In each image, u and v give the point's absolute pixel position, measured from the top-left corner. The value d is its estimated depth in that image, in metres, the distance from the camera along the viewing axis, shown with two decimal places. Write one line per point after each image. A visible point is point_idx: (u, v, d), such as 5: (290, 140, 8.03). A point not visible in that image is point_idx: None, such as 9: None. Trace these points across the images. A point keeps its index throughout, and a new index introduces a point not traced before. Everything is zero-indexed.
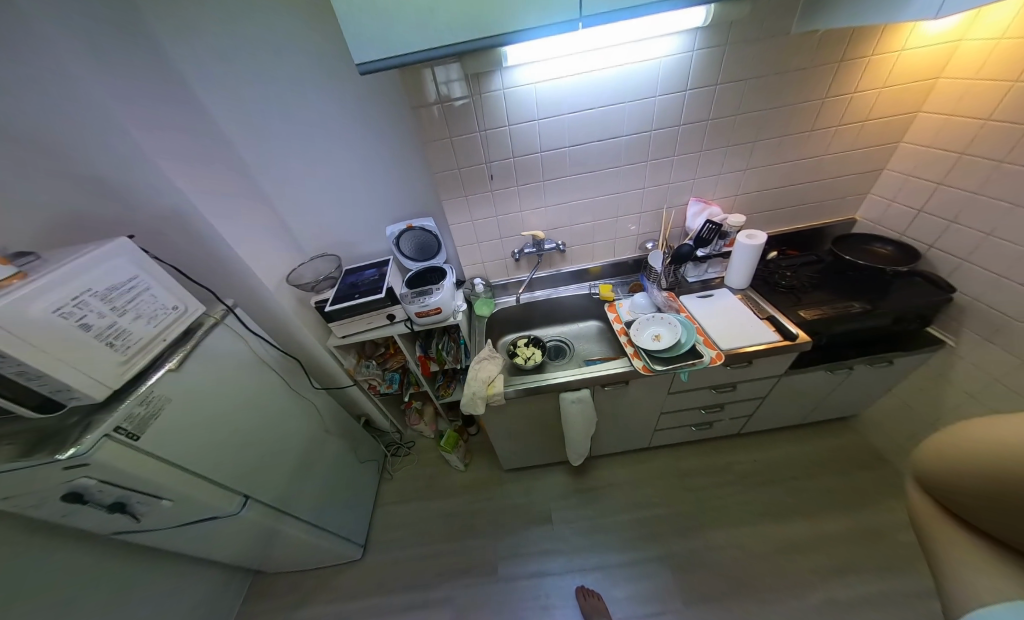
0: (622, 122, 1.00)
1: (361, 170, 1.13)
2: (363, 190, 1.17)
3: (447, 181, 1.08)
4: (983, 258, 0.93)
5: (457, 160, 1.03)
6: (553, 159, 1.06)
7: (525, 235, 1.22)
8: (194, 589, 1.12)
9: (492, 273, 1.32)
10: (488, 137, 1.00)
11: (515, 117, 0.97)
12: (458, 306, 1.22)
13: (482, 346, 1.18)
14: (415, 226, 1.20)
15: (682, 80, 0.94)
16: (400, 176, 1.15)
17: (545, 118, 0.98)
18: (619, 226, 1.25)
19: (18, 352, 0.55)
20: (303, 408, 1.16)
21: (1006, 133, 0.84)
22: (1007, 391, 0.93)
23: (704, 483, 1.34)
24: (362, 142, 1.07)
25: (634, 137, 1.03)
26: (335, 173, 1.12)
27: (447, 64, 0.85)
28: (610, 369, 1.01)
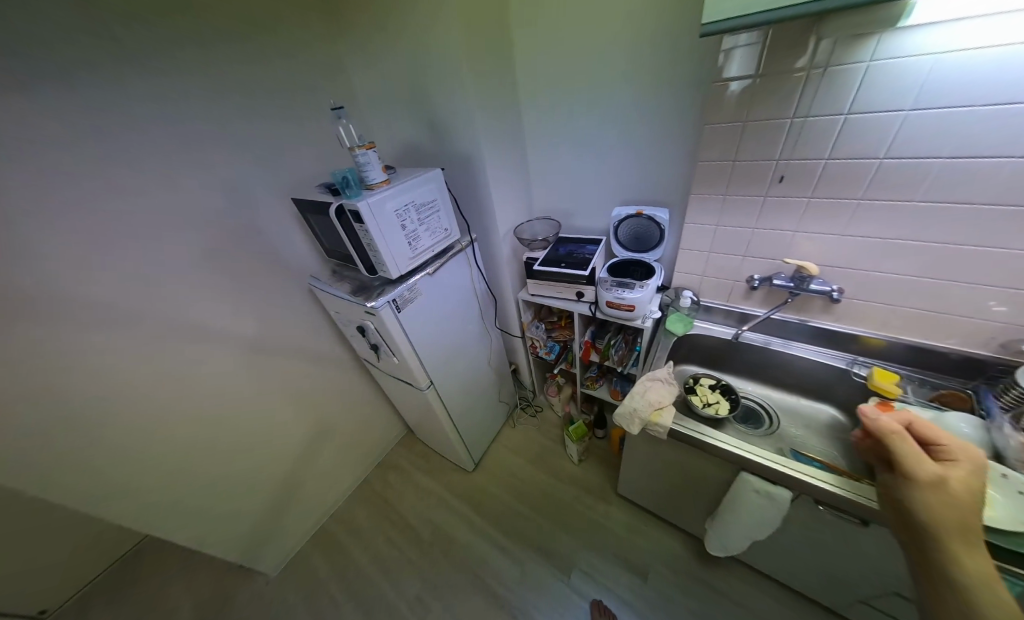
0: None
1: (614, 144, 1.09)
2: (606, 165, 1.15)
3: (710, 173, 0.91)
4: None
5: (738, 150, 0.84)
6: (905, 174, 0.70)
7: (784, 263, 0.93)
8: (379, 417, 1.62)
9: (706, 291, 1.11)
10: (808, 128, 0.74)
11: (866, 105, 0.67)
12: (651, 312, 1.09)
13: (659, 364, 1.04)
14: (645, 214, 1.10)
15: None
16: (651, 158, 1.05)
17: (926, 110, 0.64)
18: (979, 300, 0.76)
19: (372, 230, 0.81)
20: (481, 338, 1.38)
21: None
22: None
23: None
24: (631, 115, 1.00)
25: None
26: (588, 144, 1.13)
27: (798, 24, 0.65)
28: (850, 492, 0.67)
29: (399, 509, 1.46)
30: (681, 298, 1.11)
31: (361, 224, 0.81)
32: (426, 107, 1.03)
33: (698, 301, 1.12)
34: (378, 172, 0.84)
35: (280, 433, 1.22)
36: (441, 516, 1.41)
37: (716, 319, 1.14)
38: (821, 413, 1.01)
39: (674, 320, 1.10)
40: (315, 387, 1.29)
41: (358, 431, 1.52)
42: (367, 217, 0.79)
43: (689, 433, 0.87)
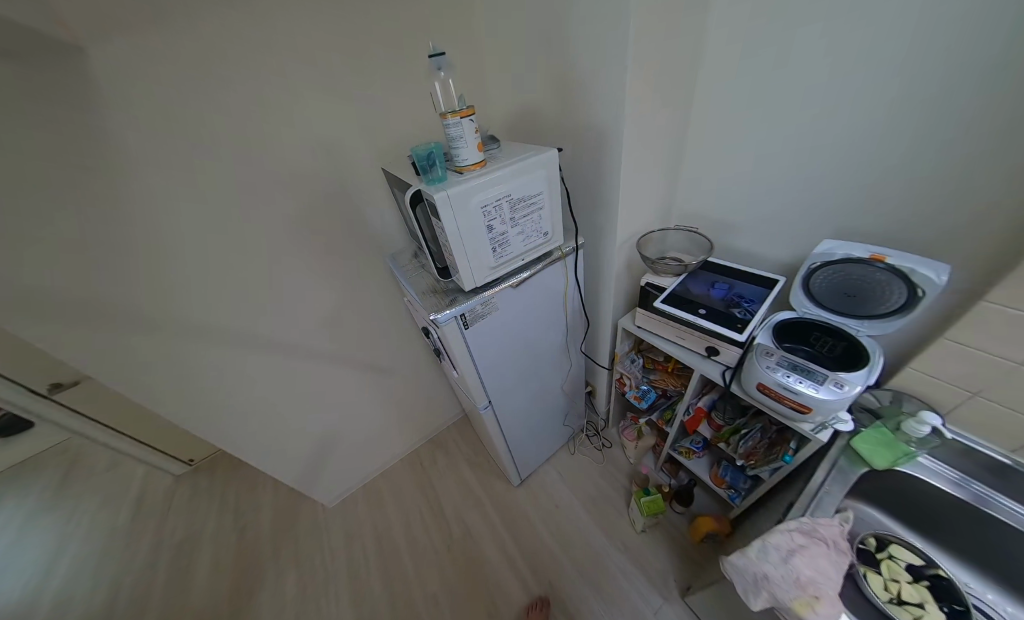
0: None
1: (865, 132, 0.62)
2: (829, 165, 0.69)
3: None
4: None
5: None
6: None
7: None
8: (443, 398, 1.61)
9: (969, 419, 0.63)
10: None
11: None
12: (840, 420, 0.66)
13: (827, 503, 0.66)
14: (890, 263, 0.60)
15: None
16: (945, 167, 0.56)
17: None
18: None
19: (449, 229, 0.61)
20: (559, 360, 1.17)
21: None
22: None
23: None
24: (930, 83, 0.52)
25: None
26: (804, 128, 0.68)
27: None
28: None
29: (438, 495, 1.47)
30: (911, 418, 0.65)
31: (437, 220, 0.61)
32: (560, 60, 0.73)
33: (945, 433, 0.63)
34: (470, 133, 0.59)
35: (349, 396, 1.28)
36: (474, 521, 1.37)
37: (966, 467, 0.65)
38: None
39: (874, 443, 0.68)
40: (385, 363, 1.30)
41: (419, 407, 1.54)
42: (443, 213, 0.58)
43: None
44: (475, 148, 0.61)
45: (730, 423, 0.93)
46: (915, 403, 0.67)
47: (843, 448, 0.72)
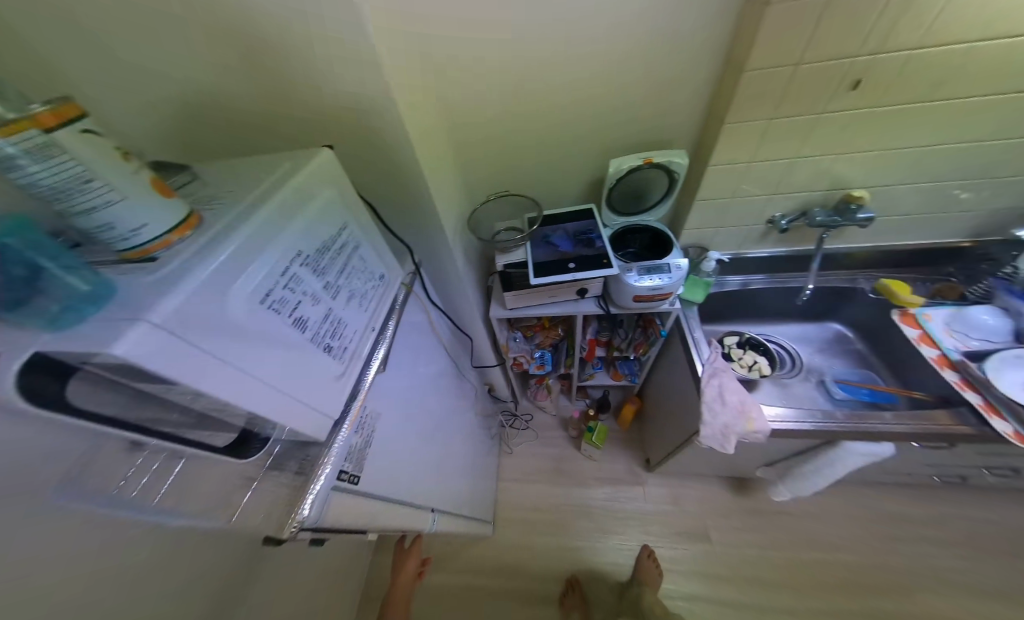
0: None
1: (616, 61, 0.65)
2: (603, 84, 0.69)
3: (757, 89, 0.62)
4: None
5: (810, 47, 0.56)
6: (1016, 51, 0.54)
7: (824, 192, 0.77)
8: (341, 550, 1.07)
9: (718, 244, 0.92)
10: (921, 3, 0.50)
11: None
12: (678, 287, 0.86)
13: (699, 343, 0.86)
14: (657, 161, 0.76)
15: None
16: (658, 83, 0.70)
17: None
18: (967, 194, 0.77)
19: (221, 388, 0.27)
20: (458, 391, 0.96)
21: None
22: None
23: (914, 525, 1.09)
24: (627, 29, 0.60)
25: None
26: (564, 77, 0.67)
27: None
28: (951, 424, 0.68)
29: None
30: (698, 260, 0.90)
31: (167, 387, 0.25)
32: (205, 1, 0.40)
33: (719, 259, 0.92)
34: (120, 171, 0.25)
35: None
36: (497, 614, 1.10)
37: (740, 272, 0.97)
38: (829, 332, 1.01)
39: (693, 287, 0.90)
40: None
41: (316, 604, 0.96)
42: (187, 374, 0.24)
43: (786, 424, 0.73)
44: (154, 193, 0.27)
45: (612, 335, 1.09)
46: (705, 250, 0.91)
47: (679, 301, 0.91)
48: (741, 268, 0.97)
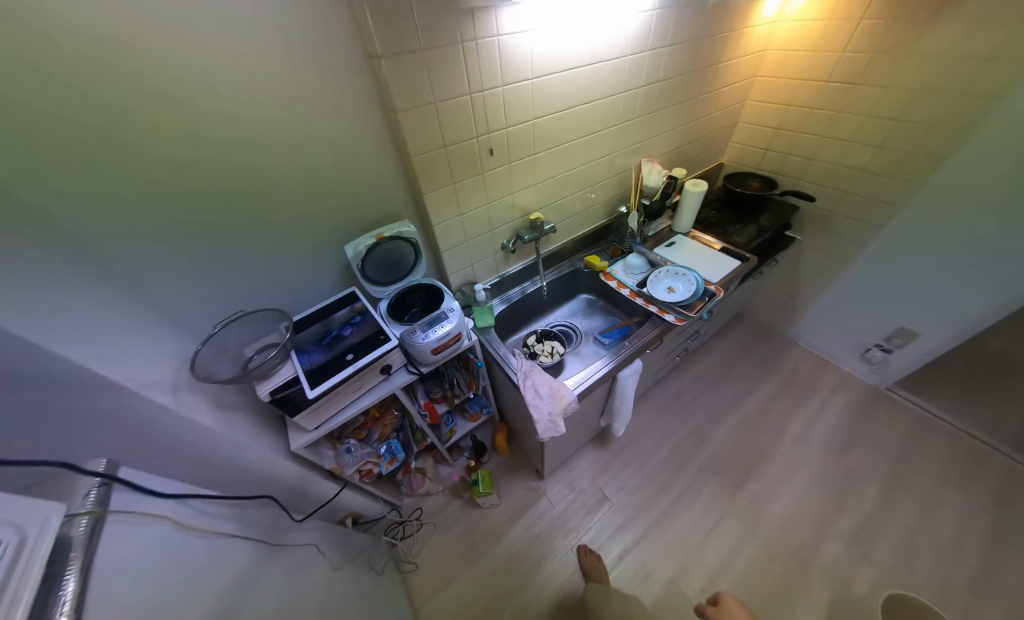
0: (603, 79, 0.92)
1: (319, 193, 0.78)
2: (289, 184, 0.74)
3: (427, 168, 0.78)
4: (813, 176, 1.40)
5: (443, 135, 0.75)
6: (554, 122, 0.91)
7: (516, 220, 1.04)
8: None
9: (483, 274, 1.09)
10: (493, 101, 0.77)
11: (509, 75, 0.75)
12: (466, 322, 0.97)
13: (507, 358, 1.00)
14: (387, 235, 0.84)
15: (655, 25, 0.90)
16: (350, 182, 0.80)
17: (538, 76, 0.80)
18: (588, 195, 1.22)
19: None
20: (291, 563, 0.75)
21: (819, 88, 1.26)
22: (836, 261, 1.49)
23: (687, 391, 1.63)
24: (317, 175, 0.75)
25: (612, 99, 0.98)
26: (275, 213, 0.76)
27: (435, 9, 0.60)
28: (651, 330, 1.04)
29: None
30: (472, 292, 1.04)
31: None
32: None
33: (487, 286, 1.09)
34: None
35: None
36: None
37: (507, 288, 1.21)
38: (579, 303, 1.38)
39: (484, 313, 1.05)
40: None
41: None
42: None
43: (582, 385, 0.93)
44: None
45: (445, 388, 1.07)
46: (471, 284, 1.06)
47: (478, 330, 1.05)
48: (509, 283, 1.21)
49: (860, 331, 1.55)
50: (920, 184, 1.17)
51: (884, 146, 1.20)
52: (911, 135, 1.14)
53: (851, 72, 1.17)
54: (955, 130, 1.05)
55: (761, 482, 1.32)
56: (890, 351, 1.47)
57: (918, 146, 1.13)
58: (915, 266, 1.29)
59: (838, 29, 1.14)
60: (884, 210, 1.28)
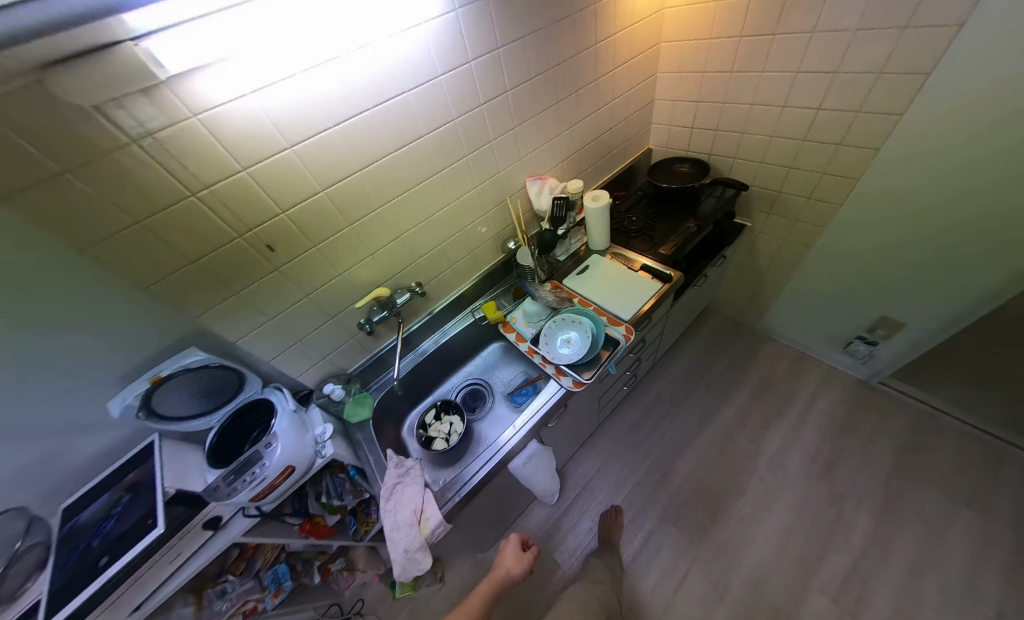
0: (413, 113, 0.74)
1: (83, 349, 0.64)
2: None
3: (182, 288, 0.62)
4: (746, 152, 1.17)
5: (184, 247, 0.58)
6: (354, 186, 0.73)
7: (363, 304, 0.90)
8: None
9: (345, 363, 0.98)
10: (238, 193, 0.60)
11: (247, 156, 0.57)
12: (318, 434, 0.85)
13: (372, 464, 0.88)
14: (164, 374, 0.69)
15: (458, 35, 0.72)
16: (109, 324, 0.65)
17: (302, 140, 0.62)
18: (469, 235, 1.04)
19: None
20: None
21: (734, 45, 1.00)
22: (793, 245, 1.26)
23: (647, 414, 1.46)
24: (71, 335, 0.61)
25: (438, 131, 0.80)
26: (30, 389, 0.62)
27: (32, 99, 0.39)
28: (550, 399, 0.87)
29: None
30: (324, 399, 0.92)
31: None
32: None
33: (348, 377, 0.98)
34: None
35: None
36: None
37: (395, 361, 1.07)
38: (494, 351, 1.22)
39: (354, 407, 0.95)
40: None
41: None
42: None
43: (456, 493, 0.76)
44: None
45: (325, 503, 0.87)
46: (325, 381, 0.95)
47: (353, 427, 0.95)
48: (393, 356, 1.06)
49: (836, 321, 1.32)
50: (872, 153, 0.91)
51: (823, 110, 0.94)
52: (849, 91, 0.87)
53: (765, 21, 0.91)
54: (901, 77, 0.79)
55: (733, 522, 1.15)
56: (874, 344, 1.25)
57: (862, 103, 0.87)
58: (884, 248, 1.05)
59: None
60: (837, 186, 1.03)
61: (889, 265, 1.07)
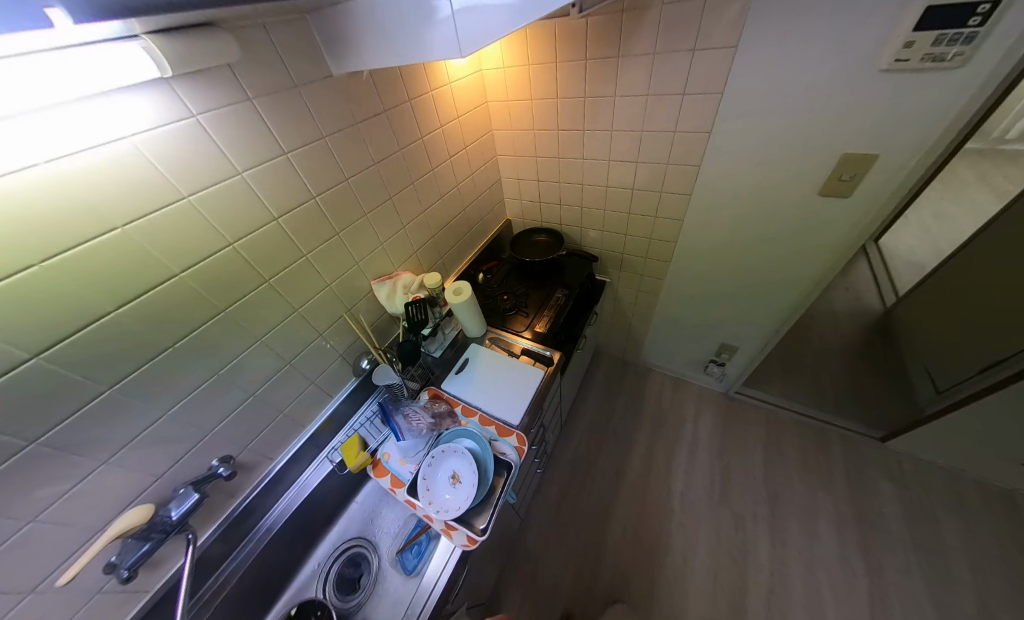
0: (155, 243, 0.50)
1: None
2: None
3: None
4: (589, 222, 1.28)
5: None
6: (14, 390, 0.41)
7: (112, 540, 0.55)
8: None
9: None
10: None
11: None
12: None
13: None
14: None
15: (207, 145, 0.52)
16: None
17: None
18: (303, 366, 0.80)
19: None
20: None
21: (554, 138, 1.09)
22: (645, 294, 1.42)
23: (567, 484, 1.38)
24: None
25: (211, 259, 0.56)
26: None
27: None
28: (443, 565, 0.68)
29: None
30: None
31: None
32: None
33: None
34: None
35: None
36: None
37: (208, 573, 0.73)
38: (372, 488, 0.98)
39: None
40: None
41: None
42: None
43: None
44: None
45: None
46: None
47: None
48: (206, 569, 0.72)
49: (692, 351, 1.52)
50: (678, 222, 1.10)
51: (635, 190, 1.09)
52: (650, 177, 1.03)
53: (573, 120, 1.01)
54: (681, 168, 0.96)
55: (669, 585, 1.12)
56: (722, 365, 1.46)
57: (661, 186, 1.03)
58: (707, 293, 1.25)
59: (540, 75, 0.96)
60: (663, 248, 1.20)
61: (714, 305, 1.28)
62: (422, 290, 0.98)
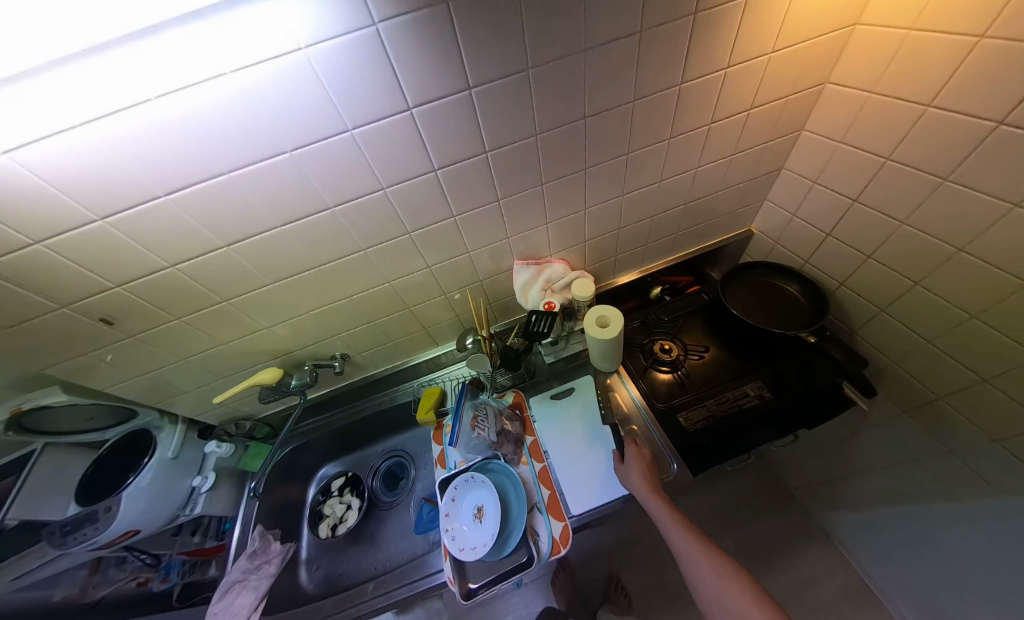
0: (314, 178, 0.50)
1: None
2: None
3: (31, 342, 0.55)
4: (907, 311, 0.68)
5: (20, 302, 0.49)
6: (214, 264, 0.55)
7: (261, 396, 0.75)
8: None
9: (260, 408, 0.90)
10: (25, 266, 0.46)
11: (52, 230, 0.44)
12: (198, 482, 0.80)
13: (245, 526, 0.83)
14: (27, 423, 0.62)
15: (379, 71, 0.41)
16: None
17: (142, 206, 0.45)
18: (422, 314, 0.80)
19: None
20: None
21: (971, 136, 0.51)
22: (926, 474, 0.75)
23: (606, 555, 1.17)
24: None
25: (367, 199, 0.54)
26: None
27: None
28: (431, 574, 0.67)
29: None
30: (207, 452, 0.84)
31: None
32: None
33: (259, 419, 0.91)
34: None
35: None
36: None
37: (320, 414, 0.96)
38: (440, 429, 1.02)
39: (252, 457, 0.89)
40: None
41: None
42: None
43: None
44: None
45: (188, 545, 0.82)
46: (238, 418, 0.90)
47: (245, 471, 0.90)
48: (318, 411, 0.94)
49: (950, 602, 0.81)
50: None
51: None
52: None
53: None
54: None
55: None
56: None
57: None
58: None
59: None
60: None
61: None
62: (563, 296, 0.76)
